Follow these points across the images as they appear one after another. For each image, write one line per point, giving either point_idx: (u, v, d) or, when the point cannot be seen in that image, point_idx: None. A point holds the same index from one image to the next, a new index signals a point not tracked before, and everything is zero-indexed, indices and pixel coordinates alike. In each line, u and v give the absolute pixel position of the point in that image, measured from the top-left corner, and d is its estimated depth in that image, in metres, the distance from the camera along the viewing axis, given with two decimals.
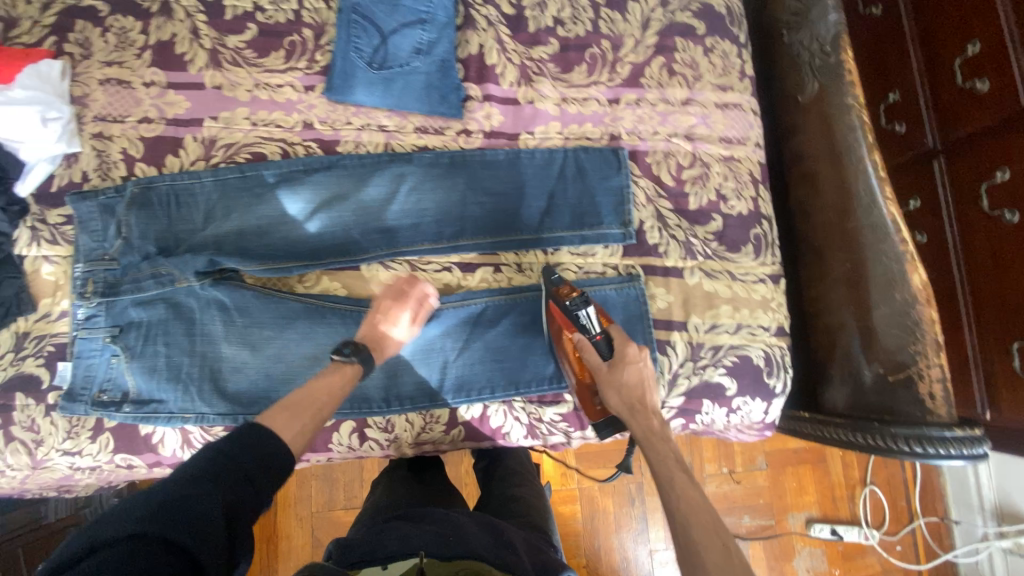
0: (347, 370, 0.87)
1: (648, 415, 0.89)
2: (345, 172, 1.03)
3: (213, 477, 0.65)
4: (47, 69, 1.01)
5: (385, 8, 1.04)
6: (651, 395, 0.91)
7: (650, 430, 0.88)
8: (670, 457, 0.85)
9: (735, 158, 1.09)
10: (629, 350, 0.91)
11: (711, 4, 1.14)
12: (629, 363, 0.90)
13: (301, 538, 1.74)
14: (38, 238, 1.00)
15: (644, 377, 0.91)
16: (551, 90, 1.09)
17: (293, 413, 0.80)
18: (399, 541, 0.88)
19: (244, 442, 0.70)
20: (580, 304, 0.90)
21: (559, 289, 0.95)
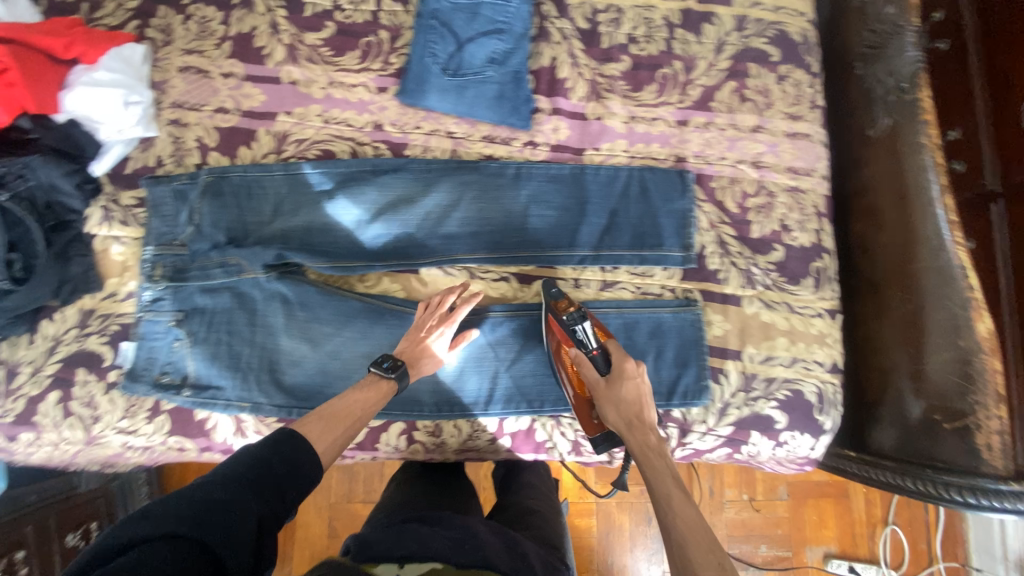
0: (383, 386, 0.88)
1: (645, 431, 0.86)
2: (412, 175, 1.04)
3: (251, 482, 0.66)
4: (130, 53, 1.04)
5: (464, 16, 1.06)
6: (649, 410, 0.88)
7: (647, 446, 0.85)
8: (666, 475, 0.81)
9: (801, 189, 1.07)
10: (628, 365, 0.88)
11: (787, 32, 1.14)
12: (626, 378, 0.88)
13: (319, 527, 1.75)
14: (109, 218, 1.02)
15: (643, 395, 0.88)
16: (620, 107, 1.09)
17: (333, 423, 0.81)
18: (416, 542, 0.87)
19: (282, 450, 0.72)
20: (576, 320, 0.89)
21: (558, 302, 0.94)
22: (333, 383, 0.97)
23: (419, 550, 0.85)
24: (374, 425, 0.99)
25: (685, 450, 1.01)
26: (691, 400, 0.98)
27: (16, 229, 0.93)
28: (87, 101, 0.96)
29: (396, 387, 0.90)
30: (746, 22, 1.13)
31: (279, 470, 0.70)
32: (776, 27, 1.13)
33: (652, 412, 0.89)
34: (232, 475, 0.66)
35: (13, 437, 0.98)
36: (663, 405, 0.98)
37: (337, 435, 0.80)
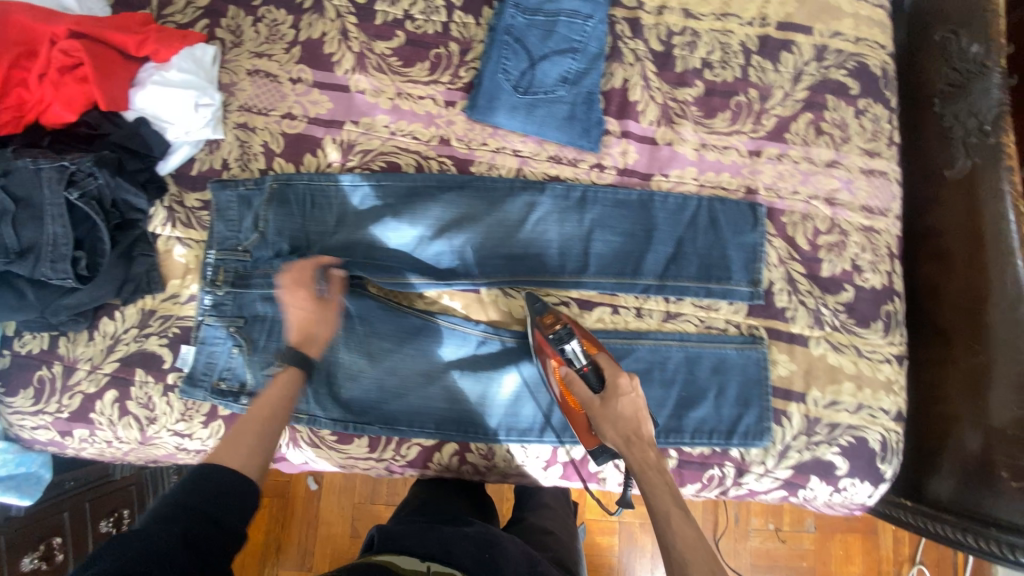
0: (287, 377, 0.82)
1: (644, 448, 0.85)
2: (477, 193, 1.03)
3: (179, 522, 0.60)
4: (201, 53, 1.02)
5: (539, 34, 1.04)
6: (647, 423, 0.86)
7: (647, 462, 0.84)
8: (664, 489, 0.82)
9: (875, 230, 1.04)
10: (621, 379, 0.87)
11: (868, 64, 1.10)
12: (622, 395, 0.86)
13: (340, 527, 1.64)
14: (173, 219, 1.01)
15: (639, 409, 0.86)
16: (692, 134, 1.06)
17: (249, 434, 0.75)
18: (440, 546, 0.86)
19: (204, 482, 0.65)
20: (563, 338, 0.88)
21: (544, 320, 0.93)
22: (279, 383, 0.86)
23: (442, 555, 0.83)
24: (427, 444, 0.97)
25: (739, 490, 0.99)
26: (752, 441, 0.96)
27: (84, 226, 0.93)
28: (157, 100, 0.97)
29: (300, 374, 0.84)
30: (827, 52, 1.10)
31: (211, 502, 0.64)
32: (857, 59, 1.10)
33: (649, 425, 0.87)
34: (154, 519, 0.60)
35: (67, 433, 0.98)
36: (723, 444, 0.96)
37: (257, 446, 0.74)
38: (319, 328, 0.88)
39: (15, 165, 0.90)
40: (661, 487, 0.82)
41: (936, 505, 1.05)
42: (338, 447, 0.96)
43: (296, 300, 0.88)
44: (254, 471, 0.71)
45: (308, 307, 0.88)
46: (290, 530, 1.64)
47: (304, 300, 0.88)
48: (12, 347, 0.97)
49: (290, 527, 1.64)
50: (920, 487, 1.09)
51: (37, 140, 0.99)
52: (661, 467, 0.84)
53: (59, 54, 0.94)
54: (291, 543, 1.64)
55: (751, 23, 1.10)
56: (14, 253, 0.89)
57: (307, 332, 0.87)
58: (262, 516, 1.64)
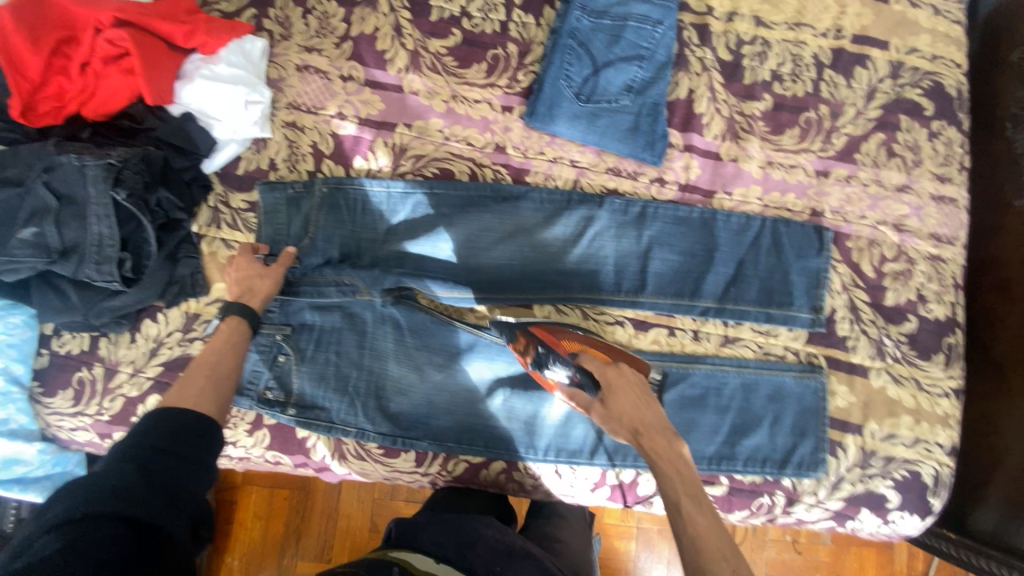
0: (228, 327, 0.83)
1: (653, 435, 0.79)
2: (532, 205, 0.98)
3: (140, 462, 0.60)
4: (250, 47, 0.98)
5: (604, 39, 0.99)
6: (653, 407, 0.82)
7: (657, 453, 0.77)
8: (676, 479, 0.75)
9: (942, 259, 1.01)
10: (611, 372, 0.84)
11: (943, 83, 1.05)
12: (617, 387, 0.83)
13: (357, 521, 1.38)
14: (218, 220, 0.98)
15: (638, 396, 0.82)
16: (758, 150, 1.02)
17: (197, 381, 0.75)
18: (455, 550, 0.82)
19: (161, 424, 0.65)
20: (542, 361, 0.88)
21: (516, 346, 0.92)
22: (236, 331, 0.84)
23: (457, 560, 0.80)
24: (475, 461, 0.96)
25: (787, 519, 0.97)
26: (805, 472, 0.94)
27: (129, 226, 0.89)
28: (206, 96, 0.93)
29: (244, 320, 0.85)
30: (903, 69, 1.04)
31: (173, 441, 0.64)
32: (932, 78, 1.05)
33: (654, 408, 0.81)
34: (111, 464, 0.59)
35: (106, 435, 0.95)
36: (776, 473, 0.94)
37: (206, 388, 0.74)
38: (262, 282, 0.88)
39: (58, 161, 0.85)
40: (670, 472, 0.76)
41: (981, 539, 1.02)
42: (385, 460, 0.95)
43: (234, 263, 0.89)
44: (212, 411, 0.72)
45: (245, 265, 0.89)
46: (310, 526, 1.38)
47: (241, 261, 0.89)
48: (51, 346, 0.95)
49: (310, 523, 1.38)
50: (964, 518, 1.05)
51: (76, 132, 0.93)
52: (671, 442, 0.78)
53: (104, 43, 0.90)
54: (310, 542, 1.38)
55: (824, 35, 1.05)
56: (56, 252, 0.85)
57: (244, 286, 0.87)
58: (280, 507, 1.38)
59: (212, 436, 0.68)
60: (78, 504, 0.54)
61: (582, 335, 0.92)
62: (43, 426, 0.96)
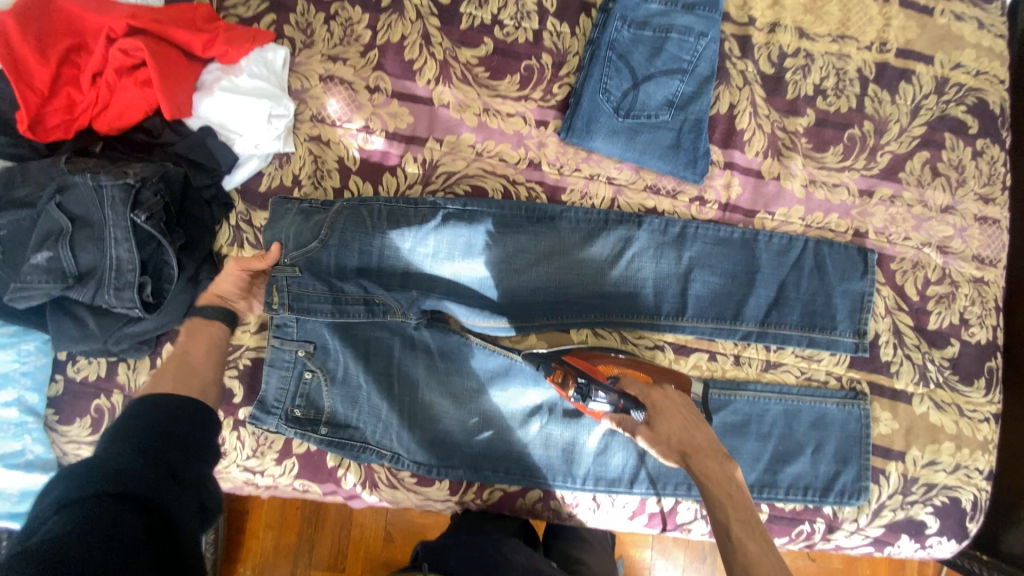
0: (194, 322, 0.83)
1: (703, 457, 0.75)
2: (570, 223, 0.95)
3: (140, 444, 0.57)
4: (271, 56, 0.92)
5: (645, 51, 0.94)
6: (704, 430, 0.78)
7: (707, 473, 0.73)
8: (728, 502, 0.70)
9: (985, 281, 0.99)
10: (655, 395, 0.82)
11: (988, 100, 1.01)
12: (662, 408, 0.81)
13: (371, 532, 1.21)
14: (241, 239, 0.94)
15: (686, 417, 0.79)
16: (800, 168, 0.98)
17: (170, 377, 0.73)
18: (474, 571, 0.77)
19: (159, 407, 0.63)
20: (586, 393, 0.84)
21: (553, 379, 0.87)
22: (197, 323, 0.83)
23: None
24: (511, 489, 0.94)
25: (827, 545, 0.96)
26: (847, 500, 0.93)
27: (149, 247, 0.83)
28: (227, 109, 0.88)
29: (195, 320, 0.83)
30: (948, 85, 1.01)
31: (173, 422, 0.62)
32: (977, 94, 1.01)
33: (704, 431, 0.78)
34: (116, 447, 0.56)
35: None
36: (817, 501, 0.93)
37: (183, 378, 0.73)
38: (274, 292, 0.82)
39: (73, 181, 0.80)
40: (720, 496, 0.71)
41: (1013, 562, 0.94)
42: (418, 489, 0.93)
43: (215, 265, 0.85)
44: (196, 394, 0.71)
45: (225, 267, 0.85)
46: (324, 536, 1.21)
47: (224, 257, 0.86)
48: (66, 371, 0.90)
49: (323, 533, 1.21)
50: (995, 538, 0.98)
51: (88, 146, 0.89)
52: (723, 464, 0.74)
53: (118, 53, 0.83)
54: (323, 553, 1.21)
55: (869, 47, 1.01)
56: (73, 277, 0.80)
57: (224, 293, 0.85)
58: (292, 516, 1.21)
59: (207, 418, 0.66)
60: (80, 484, 0.50)
61: (625, 360, 0.89)
62: (59, 455, 0.91)
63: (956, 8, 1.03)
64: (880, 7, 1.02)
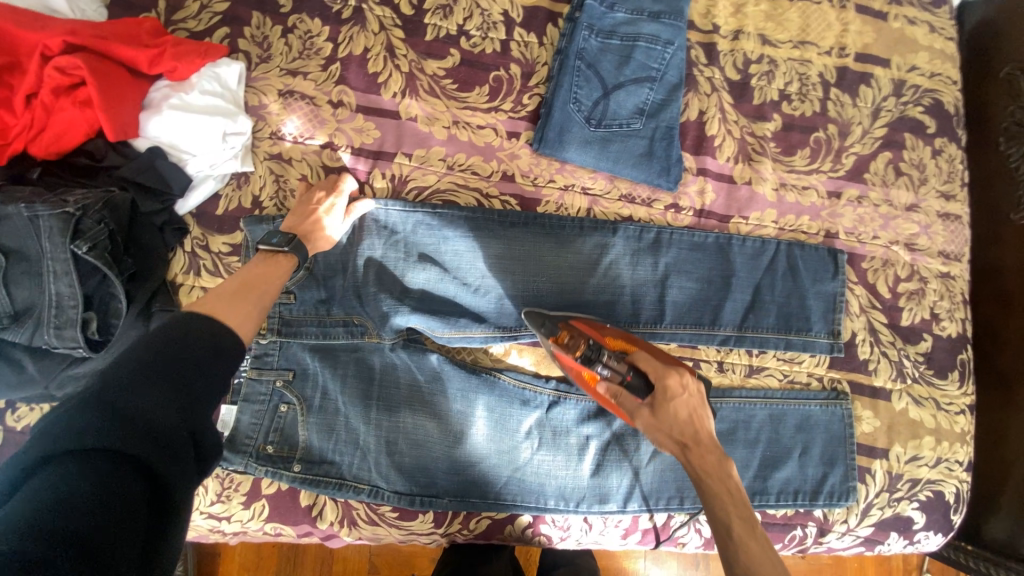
0: (278, 260, 0.77)
1: (703, 451, 0.75)
2: (547, 233, 0.93)
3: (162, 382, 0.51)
4: (226, 72, 0.87)
5: (613, 60, 0.94)
6: (706, 423, 0.78)
7: (706, 468, 0.74)
8: (727, 498, 0.72)
9: (951, 276, 1.01)
10: (670, 380, 0.78)
11: (942, 101, 1.05)
12: (674, 397, 0.77)
13: (354, 564, 1.14)
14: (198, 266, 0.88)
15: (695, 411, 0.77)
16: (771, 172, 0.99)
17: (243, 307, 0.66)
18: None
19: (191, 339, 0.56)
20: (591, 356, 0.79)
21: (561, 339, 0.82)
22: (275, 258, 0.77)
23: None
24: (498, 516, 0.90)
25: (819, 548, 0.96)
26: (836, 502, 0.93)
27: (93, 281, 0.77)
28: (178, 128, 0.82)
29: (294, 263, 0.79)
30: (904, 88, 1.04)
31: (188, 359, 0.54)
32: (932, 95, 1.05)
33: (707, 426, 0.78)
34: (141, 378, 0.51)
35: None
36: (807, 505, 0.93)
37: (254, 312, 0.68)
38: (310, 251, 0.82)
39: (4, 212, 0.73)
40: (720, 490, 0.73)
41: (998, 550, 0.95)
42: (400, 523, 0.88)
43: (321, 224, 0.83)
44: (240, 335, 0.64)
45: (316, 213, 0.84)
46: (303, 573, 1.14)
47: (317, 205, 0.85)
48: (4, 421, 0.82)
49: (302, 569, 1.14)
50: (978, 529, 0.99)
51: (25, 172, 0.81)
52: (722, 461, 0.75)
53: (54, 72, 0.77)
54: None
55: (828, 53, 1.04)
56: (8, 317, 0.74)
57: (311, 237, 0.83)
58: (269, 555, 1.14)
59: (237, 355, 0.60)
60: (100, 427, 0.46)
61: (624, 335, 0.85)
62: None
63: (907, 13, 1.07)
64: (837, 13, 1.05)
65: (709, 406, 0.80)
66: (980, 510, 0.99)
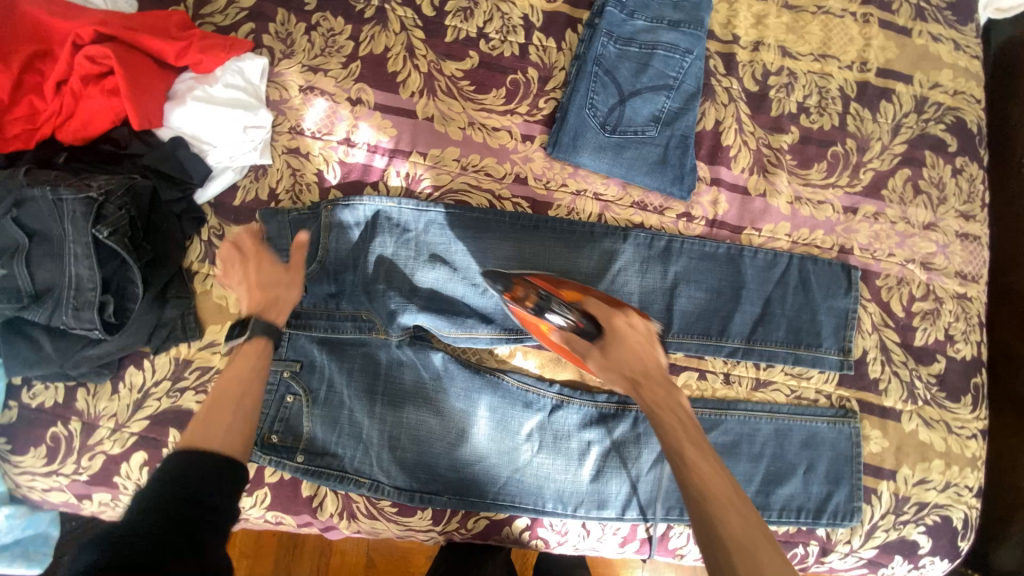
0: (250, 347, 0.73)
1: (653, 385, 0.75)
2: (556, 236, 0.93)
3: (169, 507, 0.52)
4: (249, 66, 0.89)
5: (630, 68, 0.94)
6: (655, 358, 0.78)
7: (658, 401, 0.73)
8: (679, 427, 0.70)
9: (968, 297, 0.99)
10: (617, 320, 0.78)
11: (965, 119, 1.03)
12: (621, 335, 0.78)
13: (352, 558, 1.15)
14: (213, 255, 0.90)
15: (644, 347, 0.78)
16: (786, 185, 0.98)
17: (231, 412, 0.64)
18: None
19: (188, 467, 0.56)
20: (544, 305, 0.79)
21: (512, 293, 0.81)
22: (252, 344, 0.73)
23: None
24: (496, 517, 0.90)
25: (820, 568, 0.94)
26: (840, 521, 0.91)
27: (111, 265, 0.79)
28: (201, 120, 0.85)
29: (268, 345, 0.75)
30: (926, 104, 1.03)
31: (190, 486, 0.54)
32: (954, 113, 1.03)
33: (656, 360, 0.78)
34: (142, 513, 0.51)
35: (84, 496, 0.85)
36: (810, 523, 0.91)
37: (237, 422, 0.64)
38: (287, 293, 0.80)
39: (29, 194, 0.75)
40: (668, 417, 0.71)
41: None
42: (399, 519, 0.88)
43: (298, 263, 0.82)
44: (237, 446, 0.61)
45: (270, 269, 0.81)
46: (301, 563, 1.15)
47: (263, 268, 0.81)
48: (20, 398, 0.84)
49: (300, 558, 1.15)
50: (986, 556, 0.97)
51: (50, 157, 0.83)
52: (670, 390, 0.74)
53: (84, 61, 0.80)
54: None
55: (850, 67, 1.03)
56: (28, 296, 0.76)
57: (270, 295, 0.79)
58: (268, 542, 1.15)
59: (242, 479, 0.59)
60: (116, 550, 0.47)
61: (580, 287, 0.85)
62: (10, 487, 0.84)
63: (932, 29, 1.06)
64: (860, 27, 1.04)
65: (660, 345, 0.81)
66: (988, 538, 0.97)
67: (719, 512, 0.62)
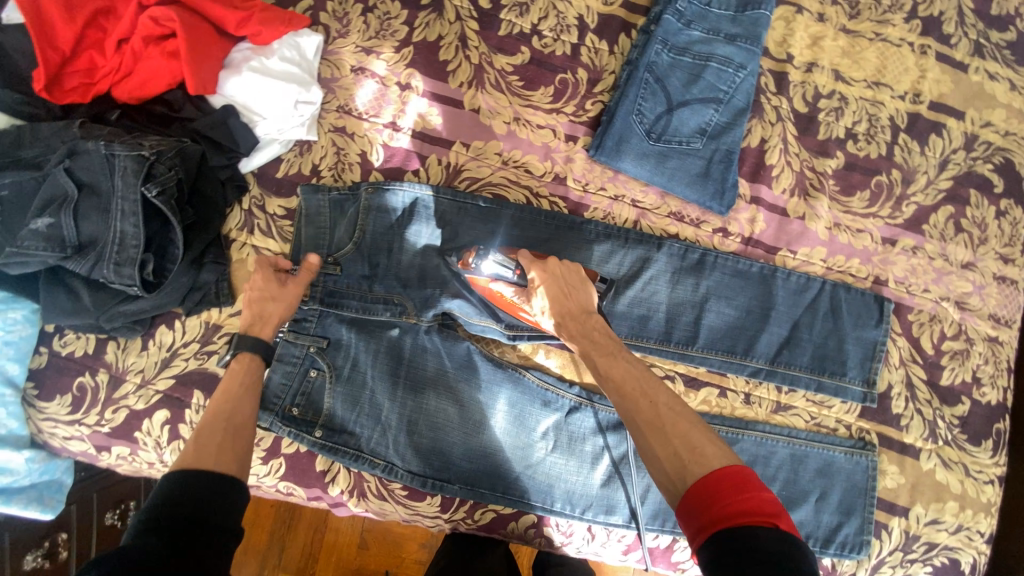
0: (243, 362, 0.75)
1: (575, 316, 0.77)
2: (591, 240, 0.93)
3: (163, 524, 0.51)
4: (305, 42, 0.90)
5: (681, 78, 0.94)
6: (580, 295, 0.80)
7: (580, 328, 0.76)
8: (597, 347, 0.72)
9: (1000, 341, 0.98)
10: (542, 267, 0.80)
11: (1014, 161, 1.02)
12: (545, 278, 0.80)
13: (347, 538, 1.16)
14: (252, 225, 0.91)
15: (571, 285, 0.80)
16: (826, 210, 0.98)
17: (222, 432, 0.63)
18: None
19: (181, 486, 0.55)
20: (484, 255, 0.84)
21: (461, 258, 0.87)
22: (243, 369, 0.74)
23: None
24: (504, 512, 0.90)
25: None
26: (847, 553, 0.91)
27: (155, 224, 0.80)
28: (255, 91, 0.86)
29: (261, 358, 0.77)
30: (976, 142, 1.01)
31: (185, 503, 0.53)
32: (1004, 154, 1.02)
33: (579, 295, 0.80)
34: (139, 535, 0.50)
35: (104, 448, 0.86)
36: (817, 552, 0.91)
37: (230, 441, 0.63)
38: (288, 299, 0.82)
39: (84, 147, 0.77)
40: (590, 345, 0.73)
41: None
42: (408, 503, 0.89)
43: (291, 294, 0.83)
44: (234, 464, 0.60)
45: (262, 283, 0.81)
46: (296, 537, 1.16)
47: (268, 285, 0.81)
48: (52, 345, 0.86)
49: (295, 531, 1.16)
50: None
51: (104, 113, 0.85)
52: (587, 314, 0.77)
53: (148, 21, 0.81)
54: (294, 554, 1.15)
55: (902, 97, 1.01)
56: (72, 247, 0.77)
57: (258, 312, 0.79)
58: (266, 513, 1.16)
59: (241, 490, 0.58)
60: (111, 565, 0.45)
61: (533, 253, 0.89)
62: (33, 432, 0.86)
63: (990, 67, 1.04)
64: (916, 58, 1.03)
65: (592, 287, 0.82)
66: None
67: (637, 411, 0.63)
